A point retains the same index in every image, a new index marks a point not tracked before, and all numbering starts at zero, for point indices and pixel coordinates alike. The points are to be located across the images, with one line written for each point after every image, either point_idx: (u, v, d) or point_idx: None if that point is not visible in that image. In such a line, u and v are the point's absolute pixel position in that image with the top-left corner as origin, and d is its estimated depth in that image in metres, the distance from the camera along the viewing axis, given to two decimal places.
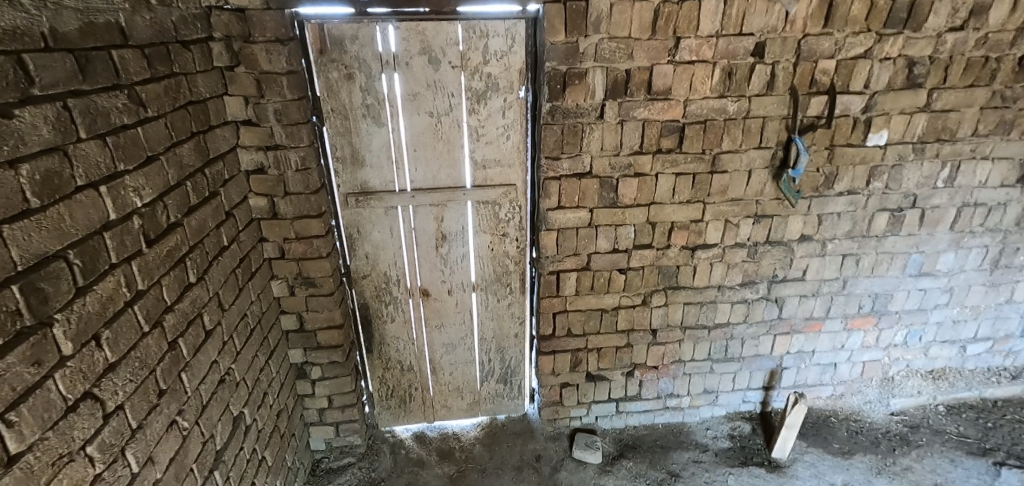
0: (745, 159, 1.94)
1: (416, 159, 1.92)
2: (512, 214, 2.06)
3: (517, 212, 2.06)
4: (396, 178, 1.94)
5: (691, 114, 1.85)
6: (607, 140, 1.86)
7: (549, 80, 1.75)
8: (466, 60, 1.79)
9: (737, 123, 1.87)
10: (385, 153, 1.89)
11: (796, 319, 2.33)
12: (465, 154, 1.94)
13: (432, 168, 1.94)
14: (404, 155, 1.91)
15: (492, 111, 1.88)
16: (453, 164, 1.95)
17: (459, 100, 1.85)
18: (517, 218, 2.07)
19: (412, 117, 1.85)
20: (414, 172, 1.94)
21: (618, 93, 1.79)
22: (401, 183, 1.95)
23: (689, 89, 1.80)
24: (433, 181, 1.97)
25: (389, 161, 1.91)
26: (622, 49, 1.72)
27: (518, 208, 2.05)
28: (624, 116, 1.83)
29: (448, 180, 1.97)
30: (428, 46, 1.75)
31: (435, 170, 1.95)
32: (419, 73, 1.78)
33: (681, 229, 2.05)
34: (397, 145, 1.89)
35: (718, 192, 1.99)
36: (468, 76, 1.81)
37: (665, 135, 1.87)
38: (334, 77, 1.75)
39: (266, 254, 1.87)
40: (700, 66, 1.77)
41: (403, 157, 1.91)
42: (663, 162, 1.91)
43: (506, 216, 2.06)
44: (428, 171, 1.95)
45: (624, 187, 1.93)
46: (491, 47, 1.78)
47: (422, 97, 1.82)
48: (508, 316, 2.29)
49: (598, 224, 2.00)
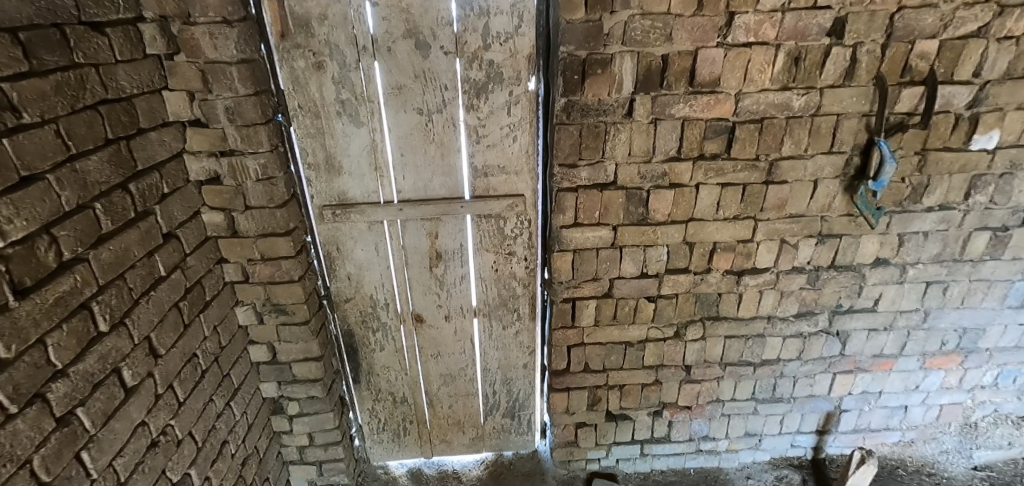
0: (810, 166, 1.55)
1: (403, 165, 1.60)
2: (519, 230, 1.73)
3: (525, 227, 1.73)
4: (380, 188, 1.62)
5: (744, 112, 1.47)
6: (636, 144, 1.50)
7: (564, 69, 1.39)
8: (463, 44, 1.44)
9: (803, 122, 1.48)
10: (365, 159, 1.57)
11: (862, 357, 1.94)
12: (462, 159, 1.61)
13: (423, 176, 1.62)
14: (389, 160, 1.58)
15: (495, 108, 1.54)
16: (448, 171, 1.62)
17: (454, 94, 1.51)
18: (526, 234, 1.74)
19: (397, 116, 1.52)
20: (401, 180, 1.62)
21: (652, 86, 1.42)
22: (386, 194, 1.63)
23: (744, 80, 1.42)
24: (424, 191, 1.65)
25: (370, 168, 1.59)
26: (659, 29, 1.35)
27: (527, 222, 1.72)
28: (659, 114, 1.46)
29: (443, 190, 1.65)
30: (415, 28, 1.41)
31: (427, 178, 1.63)
32: (404, 61, 1.45)
33: (725, 251, 1.68)
34: (380, 150, 1.57)
35: (774, 207, 1.61)
36: (465, 64, 1.47)
37: (710, 138, 1.50)
38: (300, 66, 1.43)
39: (227, 278, 1.59)
40: (759, 50, 1.39)
41: (387, 164, 1.59)
42: (706, 170, 1.55)
43: (513, 232, 1.73)
44: (418, 179, 1.62)
45: (656, 200, 1.58)
46: (492, 29, 1.43)
47: (408, 91, 1.49)
48: (516, 345, 1.97)
49: (623, 245, 1.65)
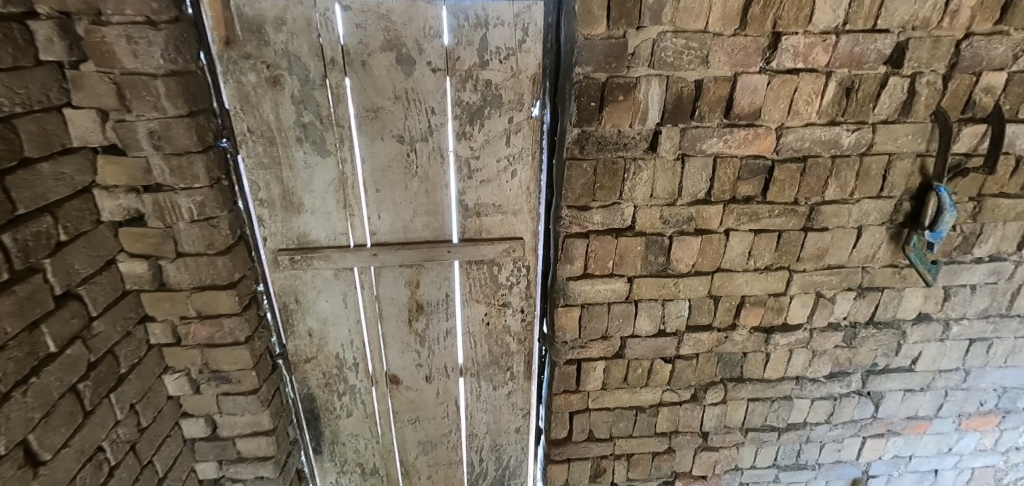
0: (855, 211, 1.34)
1: (379, 202, 1.32)
2: (516, 278, 1.47)
3: (523, 274, 1.47)
4: (350, 229, 1.34)
5: (786, 148, 1.25)
6: (659, 185, 1.26)
7: (579, 95, 1.15)
8: (454, 60, 1.18)
9: (851, 162, 1.27)
10: (331, 195, 1.29)
11: (895, 419, 1.73)
12: (451, 195, 1.34)
13: (403, 215, 1.35)
14: (362, 197, 1.30)
15: (492, 136, 1.28)
16: (434, 210, 1.35)
17: (443, 119, 1.25)
18: (523, 283, 1.48)
19: (372, 144, 1.25)
20: (377, 220, 1.34)
21: (682, 116, 1.19)
22: (356, 236, 1.35)
23: (788, 112, 1.20)
24: (404, 233, 1.37)
25: (338, 206, 1.30)
26: (694, 49, 1.12)
27: (525, 269, 1.46)
28: (687, 150, 1.23)
29: (426, 232, 1.38)
30: (396, 39, 1.14)
31: (407, 218, 1.35)
32: (381, 79, 1.18)
33: (755, 306, 1.46)
34: (351, 184, 1.28)
35: (813, 257, 1.40)
36: (456, 84, 1.21)
37: (745, 178, 1.28)
38: (250, 81, 1.14)
39: (152, 340, 1.27)
40: (807, 78, 1.17)
41: (360, 200, 1.30)
42: (738, 214, 1.32)
43: (508, 280, 1.47)
44: (397, 219, 1.35)
45: (680, 248, 1.34)
46: (491, 43, 1.18)
47: (386, 114, 1.22)
48: (507, 408, 1.69)
49: (639, 299, 1.40)
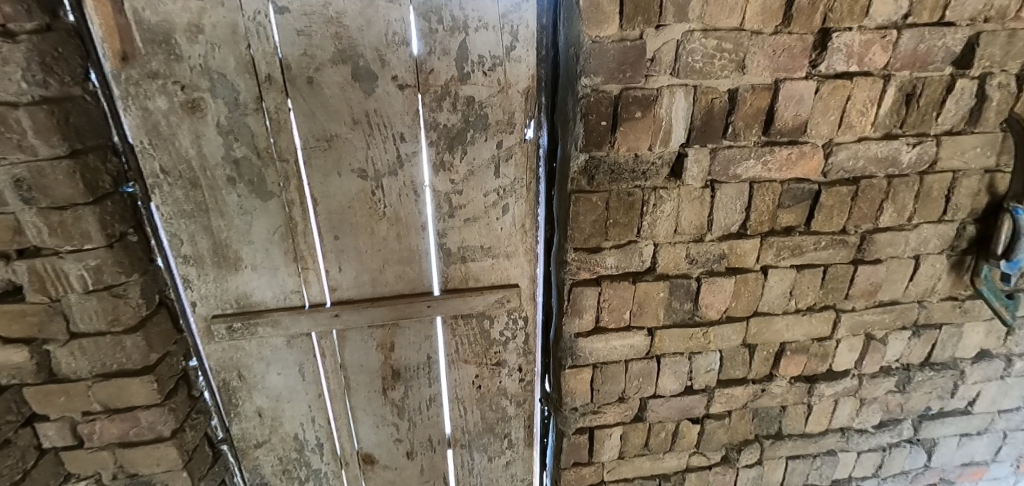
0: (912, 239, 1.13)
1: (338, 252, 1.05)
2: (512, 332, 1.22)
3: (521, 327, 1.22)
4: (304, 287, 1.07)
5: (836, 169, 1.03)
6: (685, 218, 1.04)
7: (585, 113, 0.91)
8: (426, 74, 0.94)
9: (911, 182, 1.06)
10: (277, 247, 1.02)
11: (948, 467, 1.51)
12: (428, 238, 1.09)
13: (370, 266, 1.08)
14: (316, 246, 1.04)
15: (478, 166, 1.04)
16: (408, 257, 1.10)
17: (416, 146, 1.00)
18: (520, 337, 1.23)
19: (327, 181, 0.98)
20: (337, 273, 1.07)
21: (711, 135, 0.96)
22: (312, 294, 1.08)
23: (839, 125, 0.98)
24: (371, 287, 1.11)
25: (286, 259, 1.03)
26: (727, 52, 0.89)
27: (522, 321, 1.21)
28: (719, 176, 1.00)
29: (401, 284, 1.12)
30: (351, 48, 0.89)
31: (375, 269, 1.09)
32: (334, 99, 0.93)
33: (796, 353, 1.23)
34: (302, 231, 1.02)
35: (864, 294, 1.18)
36: (430, 103, 0.96)
37: (787, 206, 1.05)
38: (159, 107, 0.87)
39: (45, 443, 0.98)
40: (863, 84, 0.95)
41: (314, 251, 1.04)
42: (778, 249, 1.09)
43: (502, 335, 1.22)
44: (362, 271, 1.08)
45: (710, 292, 1.11)
46: (472, 52, 0.94)
47: (342, 142, 0.96)
48: (506, 482, 1.42)
49: (662, 354, 1.17)
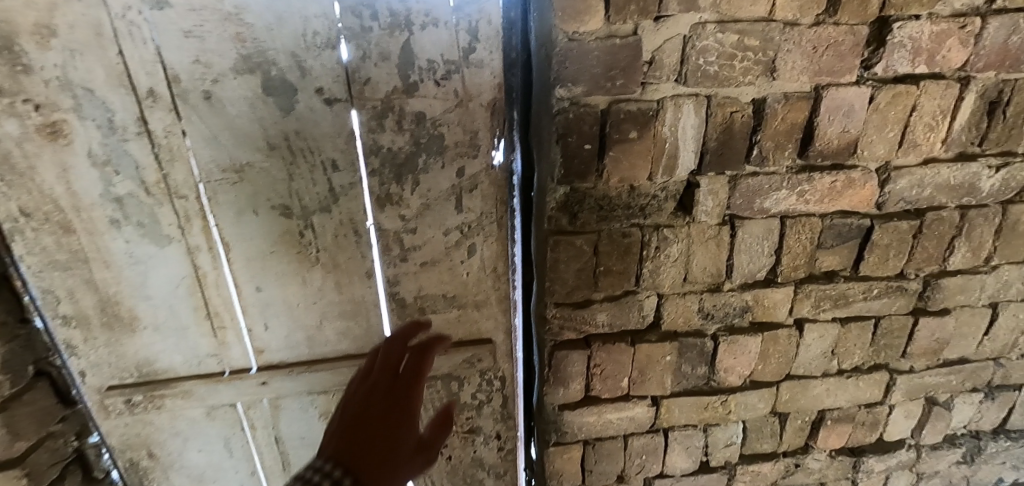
0: (989, 284, 0.89)
1: (262, 306, 0.84)
2: (486, 395, 0.99)
3: (497, 388, 1.00)
4: (222, 351, 0.86)
5: (895, 199, 0.79)
6: (697, 264, 0.81)
7: (563, 133, 0.69)
8: (362, 85, 0.70)
9: (992, 215, 0.82)
10: (183, 301, 0.81)
11: None
12: (376, 287, 0.86)
13: (306, 321, 0.87)
14: (233, 298, 0.83)
15: (435, 199, 0.81)
16: (353, 311, 0.88)
17: (355, 177, 0.76)
18: (496, 400, 1.01)
19: (239, 221, 0.77)
20: (263, 333, 0.86)
21: (731, 160, 0.74)
22: (232, 357, 0.87)
23: (899, 144, 0.75)
24: (308, 347, 0.89)
25: (196, 316, 0.83)
26: (753, 50, 0.67)
27: (499, 381, 0.99)
28: (740, 210, 0.78)
29: (345, 344, 0.90)
30: (259, 53, 0.66)
31: (312, 325, 0.87)
32: (241, 119, 0.70)
33: (838, 423, 0.99)
34: (214, 283, 0.81)
35: (924, 351, 0.94)
36: (369, 122, 0.73)
37: (829, 246, 0.82)
38: (8, 133, 0.67)
39: None
40: (933, 90, 0.72)
41: (230, 305, 0.83)
42: (817, 299, 0.86)
43: (475, 399, 1.00)
44: (295, 329, 0.87)
45: (731, 353, 0.88)
46: (422, 55, 0.70)
47: (256, 172, 0.74)
48: None
49: (670, 427, 0.94)
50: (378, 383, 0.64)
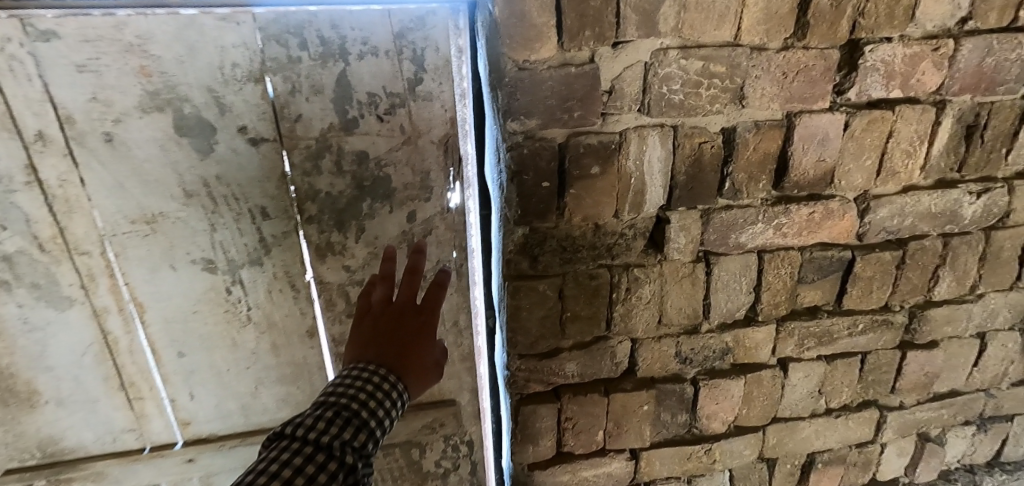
0: (976, 313, 0.85)
1: (187, 373, 0.76)
2: (452, 463, 0.91)
3: (464, 454, 0.91)
4: (141, 425, 0.78)
5: (876, 229, 0.75)
6: (672, 305, 0.74)
7: (518, 171, 0.62)
8: (293, 122, 0.63)
9: (975, 242, 0.78)
10: (90, 371, 0.72)
11: None
12: (320, 348, 0.79)
13: (239, 391, 0.79)
14: (151, 366, 0.74)
15: (383, 247, 0.73)
16: (294, 375, 0.80)
17: (288, 226, 0.69)
18: (461, 466, 0.92)
19: (153, 278, 0.68)
20: (188, 402, 0.78)
21: (702, 194, 0.68)
22: (154, 431, 0.79)
23: (877, 172, 0.71)
24: (243, 417, 0.81)
25: (110, 387, 0.74)
26: (719, 77, 0.62)
27: (465, 446, 0.91)
28: (716, 246, 0.72)
29: (285, 412, 0.82)
30: (169, 89, 0.58)
31: (246, 393, 0.79)
32: (150, 164, 0.61)
33: (830, 465, 0.93)
34: (127, 350, 0.72)
35: (914, 385, 0.89)
36: (303, 164, 0.65)
37: (811, 280, 0.77)
38: None
39: None
40: (909, 115, 0.68)
41: (148, 373, 0.75)
42: (801, 337, 0.81)
43: (437, 463, 0.91)
44: (225, 398, 0.79)
45: (713, 399, 0.81)
46: (360, 87, 0.63)
47: (171, 224, 0.65)
48: None
49: (651, 480, 0.86)
50: (395, 314, 0.62)
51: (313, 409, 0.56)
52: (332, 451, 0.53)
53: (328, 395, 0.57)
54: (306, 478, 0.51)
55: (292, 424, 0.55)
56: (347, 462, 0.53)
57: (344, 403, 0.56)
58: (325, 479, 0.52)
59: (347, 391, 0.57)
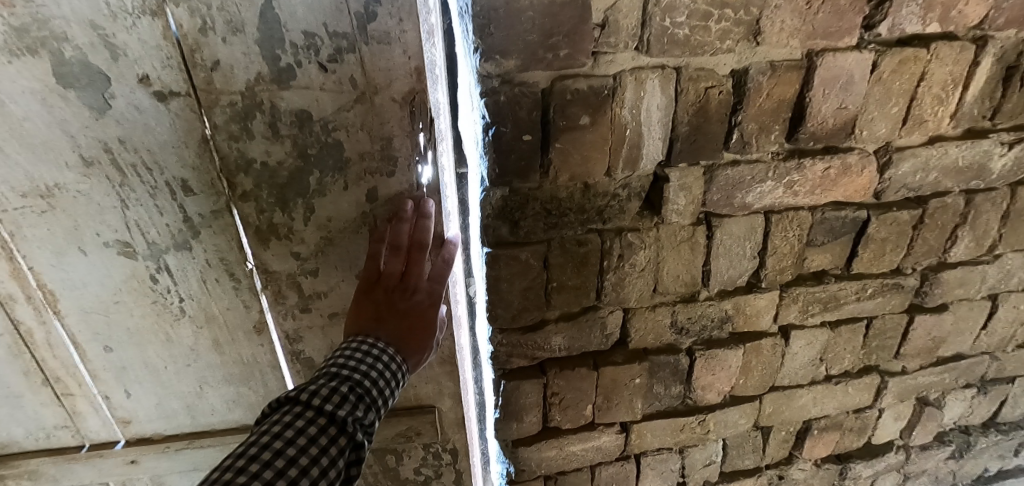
0: (991, 275, 0.79)
1: (119, 369, 0.71)
2: (433, 471, 0.84)
3: (446, 462, 0.84)
4: (76, 421, 0.75)
5: (896, 186, 0.67)
6: (669, 272, 0.67)
7: (494, 122, 0.53)
8: (208, 71, 0.48)
9: (999, 198, 0.72)
10: (7, 364, 0.67)
11: None
12: (270, 345, 0.71)
13: (181, 390, 0.75)
14: (77, 361, 0.69)
15: (338, 231, 0.61)
16: (243, 374, 0.74)
17: (218, 204, 0.57)
18: (443, 471, 0.85)
19: (61, 265, 0.59)
20: (125, 400, 0.74)
21: (707, 148, 0.60)
22: (91, 425, 0.76)
23: (903, 120, 0.63)
24: (188, 416, 0.78)
25: (35, 383, 0.70)
26: (732, 7, 0.52)
27: (448, 455, 0.83)
28: (719, 207, 0.64)
29: (235, 414, 0.78)
30: (39, 23, 0.43)
31: (190, 393, 0.75)
32: (32, 124, 0.48)
33: (825, 431, 0.90)
34: (46, 343, 0.66)
35: (919, 350, 0.84)
36: (230, 127, 0.51)
37: (820, 243, 0.70)
38: None
39: None
40: (946, 54, 0.59)
41: (75, 369, 0.70)
42: (805, 303, 0.75)
43: (415, 467, 0.84)
44: (167, 397, 0.75)
45: (709, 369, 0.76)
46: (294, 24, 0.47)
47: (72, 199, 0.54)
48: None
49: (642, 452, 0.82)
50: (397, 287, 0.57)
51: (326, 379, 0.53)
52: (345, 426, 0.52)
53: (336, 371, 0.54)
54: (319, 451, 0.50)
55: (305, 392, 0.52)
56: (356, 439, 0.53)
57: (360, 379, 0.54)
58: (336, 452, 0.51)
59: (362, 364, 0.55)
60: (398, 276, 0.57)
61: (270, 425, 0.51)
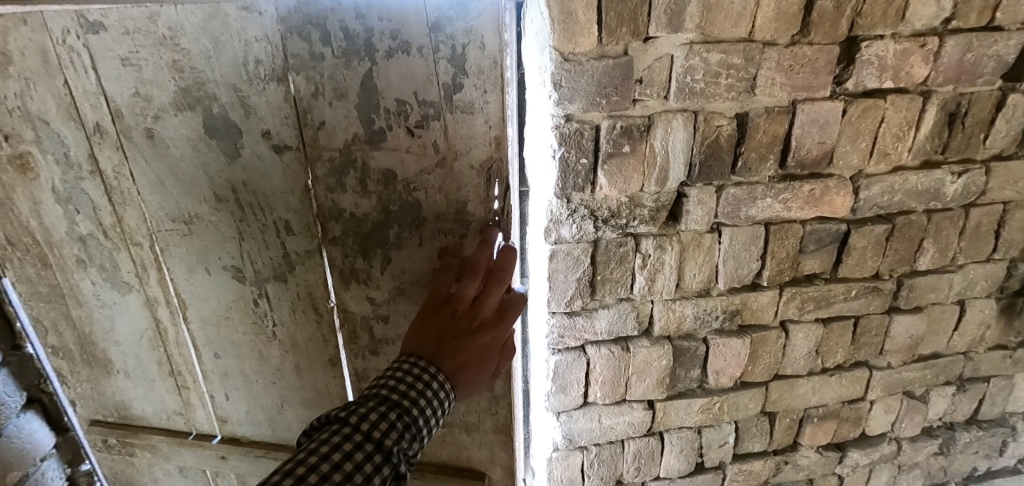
0: (958, 282, 0.95)
1: (223, 375, 0.97)
2: None
3: None
4: (188, 411, 1.02)
5: (868, 205, 0.85)
6: (688, 271, 0.85)
7: (562, 149, 0.72)
8: (316, 130, 0.73)
9: (956, 218, 0.89)
10: (147, 354, 0.94)
11: None
12: (340, 377, 0.97)
13: (266, 404, 1.01)
14: (194, 362, 0.96)
15: (408, 283, 0.86)
16: (315, 400, 1.00)
17: (311, 244, 0.83)
18: None
19: (193, 276, 0.86)
20: (223, 401, 1.01)
21: (717, 171, 0.78)
22: (198, 421, 1.03)
23: (871, 153, 0.81)
24: (269, 425, 1.03)
25: (164, 373, 0.97)
26: (736, 68, 0.72)
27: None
28: (729, 218, 0.82)
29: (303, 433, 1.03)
30: (198, 85, 0.69)
31: (273, 408, 1.01)
32: (184, 163, 0.75)
33: (824, 420, 1.04)
34: (175, 341, 0.94)
35: (901, 347, 0.99)
36: (327, 179, 0.77)
37: (810, 250, 0.87)
38: None
39: None
40: (899, 102, 0.78)
41: (191, 368, 0.97)
42: (801, 301, 0.91)
43: None
44: (255, 407, 1.01)
45: (722, 355, 0.91)
46: (387, 92, 0.70)
47: (204, 225, 0.81)
48: None
49: (666, 429, 0.97)
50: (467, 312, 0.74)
51: (375, 404, 0.66)
52: (390, 455, 0.63)
53: (381, 397, 0.67)
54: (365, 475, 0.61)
55: (354, 415, 0.64)
56: (396, 466, 0.64)
57: (407, 408, 0.66)
58: (379, 479, 0.62)
59: (409, 390, 0.68)
60: (468, 299, 0.75)
61: (321, 445, 0.62)
